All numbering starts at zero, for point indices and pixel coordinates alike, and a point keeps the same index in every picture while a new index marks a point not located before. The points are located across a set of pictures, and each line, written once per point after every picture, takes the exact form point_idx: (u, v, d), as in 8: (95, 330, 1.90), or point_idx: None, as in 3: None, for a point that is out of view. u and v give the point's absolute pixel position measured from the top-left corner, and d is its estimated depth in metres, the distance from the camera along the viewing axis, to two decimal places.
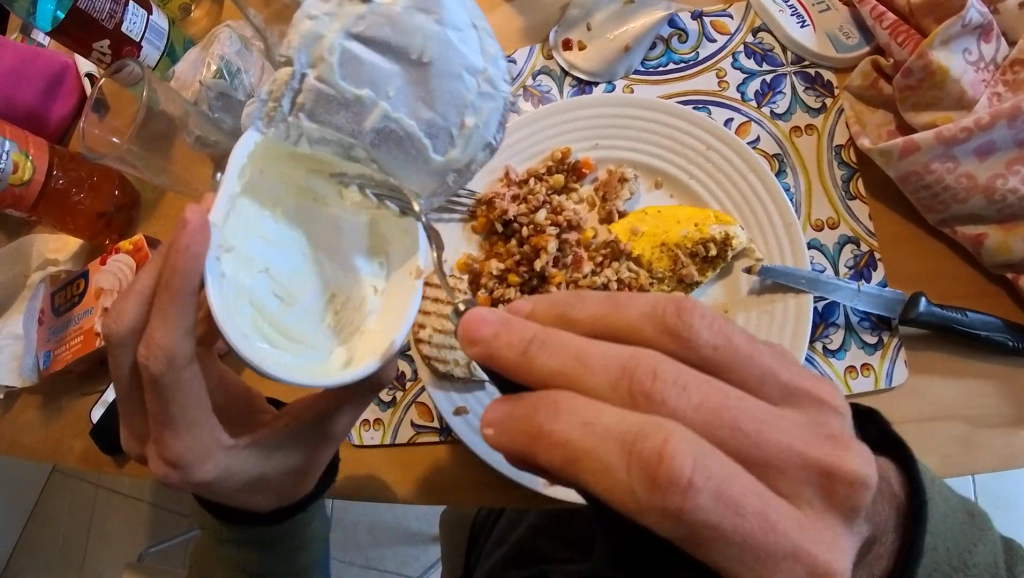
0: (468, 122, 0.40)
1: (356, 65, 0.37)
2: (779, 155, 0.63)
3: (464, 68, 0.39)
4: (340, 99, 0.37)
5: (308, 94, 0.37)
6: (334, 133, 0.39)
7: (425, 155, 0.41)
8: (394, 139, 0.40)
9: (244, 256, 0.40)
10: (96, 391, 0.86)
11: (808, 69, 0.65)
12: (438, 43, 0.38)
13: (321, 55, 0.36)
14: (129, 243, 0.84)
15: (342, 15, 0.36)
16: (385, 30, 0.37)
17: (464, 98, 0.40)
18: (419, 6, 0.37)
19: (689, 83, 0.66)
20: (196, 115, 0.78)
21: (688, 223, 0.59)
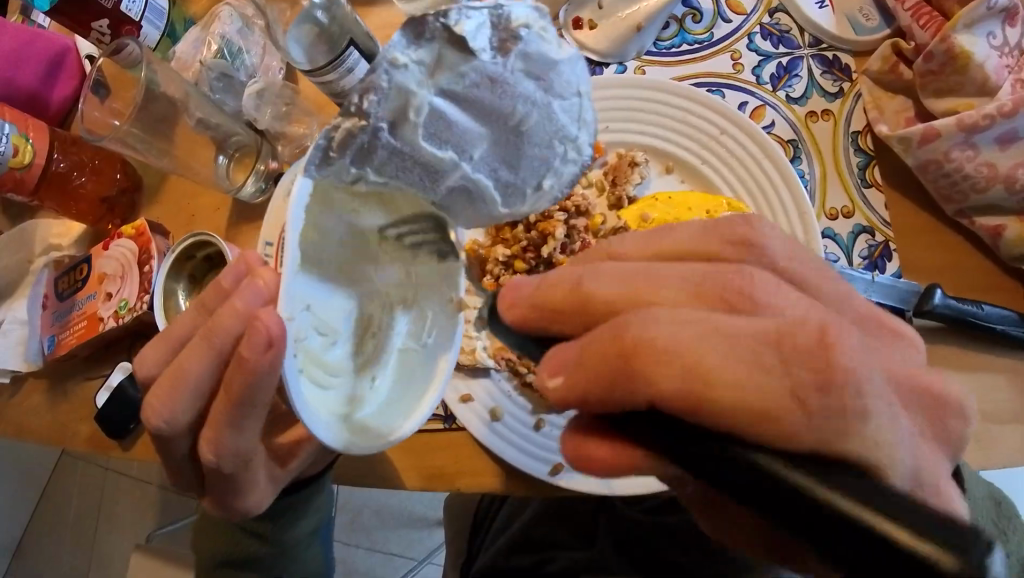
0: (546, 184, 0.45)
1: (438, 120, 0.38)
2: (794, 141, 0.61)
3: (557, 134, 0.43)
4: (416, 158, 0.39)
5: (380, 151, 0.37)
6: (396, 183, 0.40)
7: (493, 207, 0.46)
8: (463, 193, 0.44)
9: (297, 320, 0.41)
10: (101, 375, 0.86)
11: (826, 52, 0.63)
12: (539, 111, 0.41)
13: (407, 112, 0.37)
14: (131, 228, 0.84)
15: (436, 71, 0.37)
16: (481, 87, 0.38)
17: (549, 165, 0.44)
18: (529, 71, 0.39)
19: (702, 65, 0.64)
20: (197, 96, 0.77)
21: (699, 209, 0.57)
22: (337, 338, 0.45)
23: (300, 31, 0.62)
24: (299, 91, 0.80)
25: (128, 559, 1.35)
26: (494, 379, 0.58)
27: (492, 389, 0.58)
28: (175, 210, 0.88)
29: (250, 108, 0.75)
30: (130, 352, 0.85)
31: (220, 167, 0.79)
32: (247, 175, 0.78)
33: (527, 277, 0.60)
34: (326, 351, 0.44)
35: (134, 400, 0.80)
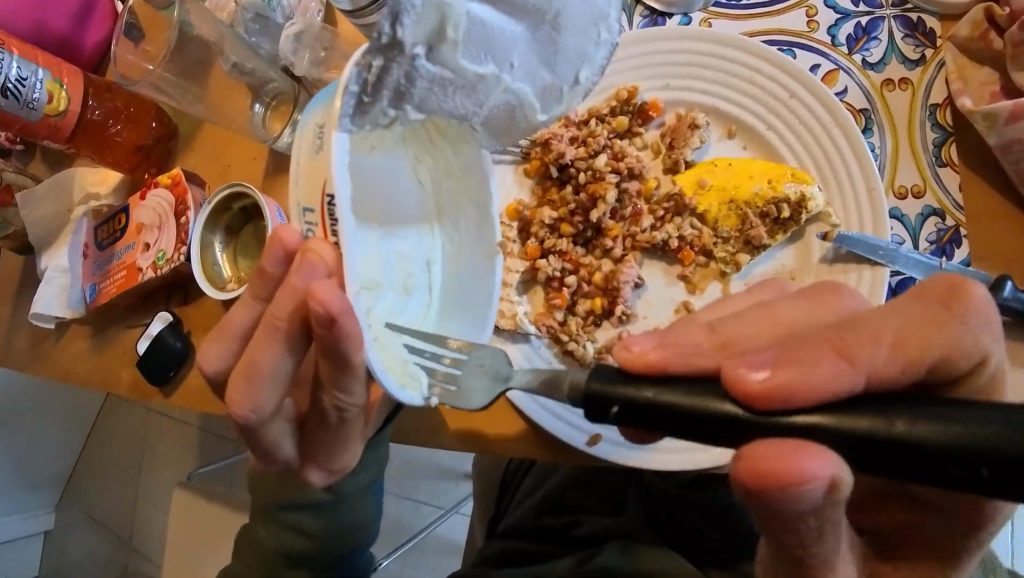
0: (581, 78, 0.43)
1: (477, 30, 0.38)
2: (867, 111, 0.57)
3: (591, 20, 0.41)
4: (458, 82, 0.38)
5: (423, 80, 0.36)
6: (436, 109, 0.39)
7: (533, 116, 0.45)
8: (503, 109, 0.43)
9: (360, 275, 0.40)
10: (140, 324, 0.87)
11: (910, 14, 0.58)
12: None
13: (445, 31, 0.36)
14: (167, 178, 0.84)
15: None
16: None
17: (585, 55, 0.42)
18: None
19: (773, 21, 0.58)
20: (233, 39, 0.75)
21: (761, 178, 0.54)
22: (382, 289, 0.43)
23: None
24: (339, 34, 0.76)
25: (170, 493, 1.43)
26: (534, 346, 0.57)
27: (531, 355, 0.57)
28: (211, 161, 0.87)
29: (288, 53, 0.72)
30: (167, 302, 0.86)
31: (257, 116, 0.77)
32: (284, 125, 0.76)
33: (573, 241, 0.58)
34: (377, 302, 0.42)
35: (173, 350, 0.82)
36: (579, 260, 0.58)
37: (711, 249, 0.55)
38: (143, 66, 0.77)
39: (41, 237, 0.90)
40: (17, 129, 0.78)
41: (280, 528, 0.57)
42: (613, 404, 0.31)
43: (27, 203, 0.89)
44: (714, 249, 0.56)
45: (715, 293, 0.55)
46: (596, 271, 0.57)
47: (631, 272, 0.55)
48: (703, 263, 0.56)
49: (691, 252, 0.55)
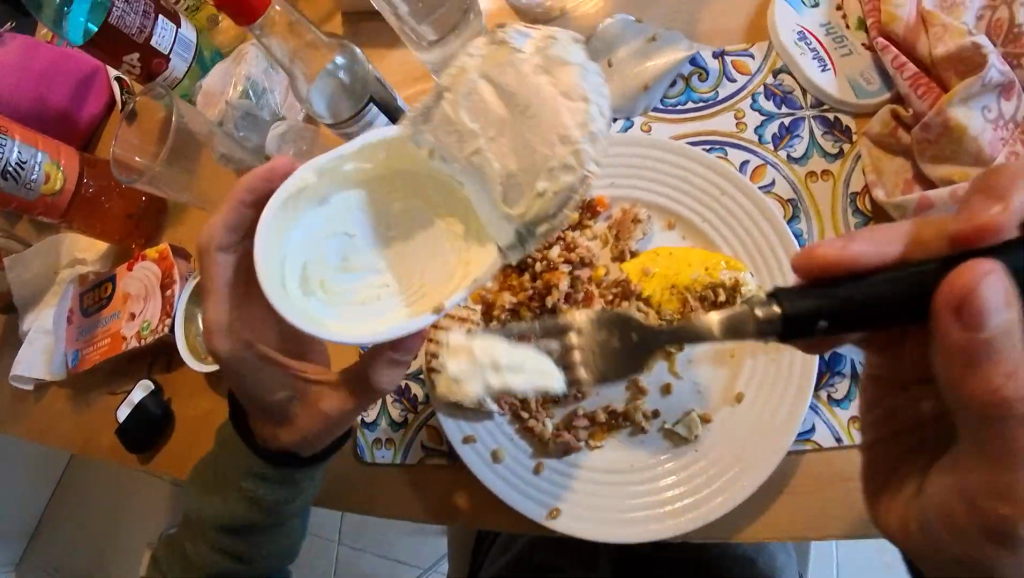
0: (541, 185, 0.45)
1: (480, 100, 0.46)
2: (794, 200, 0.63)
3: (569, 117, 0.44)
4: (459, 131, 0.46)
5: (438, 117, 0.47)
6: (438, 147, 0.47)
7: (501, 201, 0.47)
8: (472, 171, 0.47)
9: (339, 219, 0.51)
10: (123, 390, 0.90)
11: (828, 113, 0.65)
12: (548, 97, 0.44)
13: (457, 89, 0.46)
14: (154, 251, 0.88)
15: (489, 59, 0.45)
16: (508, 80, 0.45)
17: (548, 160, 0.44)
18: (545, 68, 0.45)
19: (707, 123, 0.66)
20: (221, 136, 0.82)
21: (699, 266, 0.61)
22: (350, 271, 0.51)
23: (325, 83, 0.67)
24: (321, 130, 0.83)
25: (143, 550, 1.40)
26: (496, 423, 0.61)
27: (495, 432, 0.61)
28: (197, 235, 0.92)
29: (272, 148, 0.78)
30: (149, 369, 0.89)
31: None
32: None
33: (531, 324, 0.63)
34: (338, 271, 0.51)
35: (155, 417, 0.84)
36: None
37: None
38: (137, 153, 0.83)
39: (25, 296, 0.94)
40: (14, 208, 0.82)
41: (215, 549, 0.63)
42: (820, 321, 0.37)
43: (16, 264, 0.92)
44: (659, 331, 0.61)
45: (662, 371, 0.61)
46: None
47: None
48: None
49: None
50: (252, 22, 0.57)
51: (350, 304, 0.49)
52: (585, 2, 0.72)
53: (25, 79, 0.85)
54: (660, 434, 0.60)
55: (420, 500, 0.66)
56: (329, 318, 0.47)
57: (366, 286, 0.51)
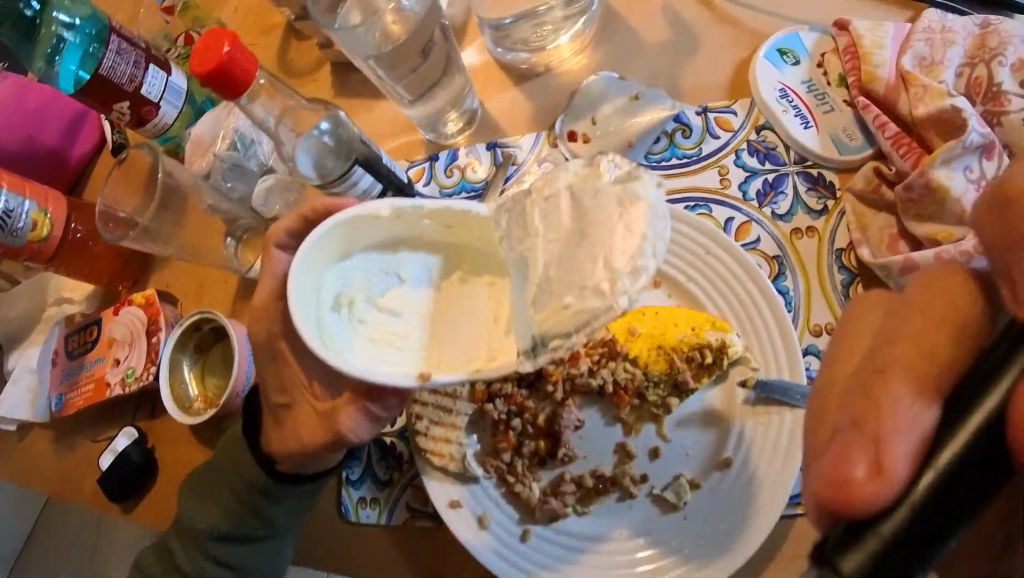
0: (569, 302, 0.44)
1: (552, 210, 0.47)
2: (779, 257, 0.63)
3: (620, 240, 0.44)
4: (524, 229, 0.48)
5: (512, 216, 0.49)
6: (502, 233, 0.50)
7: (528, 309, 0.47)
8: (519, 262, 0.49)
9: (402, 261, 0.55)
10: (107, 436, 0.88)
11: (811, 169, 0.65)
12: (613, 215, 0.45)
13: (541, 195, 0.48)
14: (141, 297, 0.88)
15: (581, 180, 0.47)
16: (585, 198, 0.46)
17: (585, 281, 0.44)
18: (622, 200, 0.45)
19: (692, 179, 0.66)
20: (209, 188, 0.83)
21: (685, 325, 0.60)
22: (384, 312, 0.53)
23: (309, 143, 0.68)
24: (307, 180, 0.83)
25: None
26: (482, 487, 0.60)
27: (482, 496, 0.60)
28: (184, 281, 0.92)
29: (260, 203, 0.80)
30: (133, 416, 0.87)
31: (229, 249, 0.85)
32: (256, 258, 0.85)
33: (518, 384, 0.62)
34: (371, 305, 0.53)
35: (137, 466, 0.83)
36: (524, 403, 0.61)
37: (644, 393, 0.60)
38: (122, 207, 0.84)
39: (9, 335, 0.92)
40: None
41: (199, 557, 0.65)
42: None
43: (6, 301, 0.93)
44: (646, 392, 0.60)
45: (650, 434, 0.60)
46: (539, 413, 0.61)
47: (571, 415, 0.60)
48: (637, 404, 0.60)
49: (626, 395, 0.60)
50: (235, 98, 0.60)
51: (364, 340, 0.51)
52: (570, 57, 0.73)
53: (14, 120, 0.84)
54: (649, 500, 0.58)
55: (405, 560, 0.65)
56: (336, 343, 0.50)
57: (387, 332, 0.53)
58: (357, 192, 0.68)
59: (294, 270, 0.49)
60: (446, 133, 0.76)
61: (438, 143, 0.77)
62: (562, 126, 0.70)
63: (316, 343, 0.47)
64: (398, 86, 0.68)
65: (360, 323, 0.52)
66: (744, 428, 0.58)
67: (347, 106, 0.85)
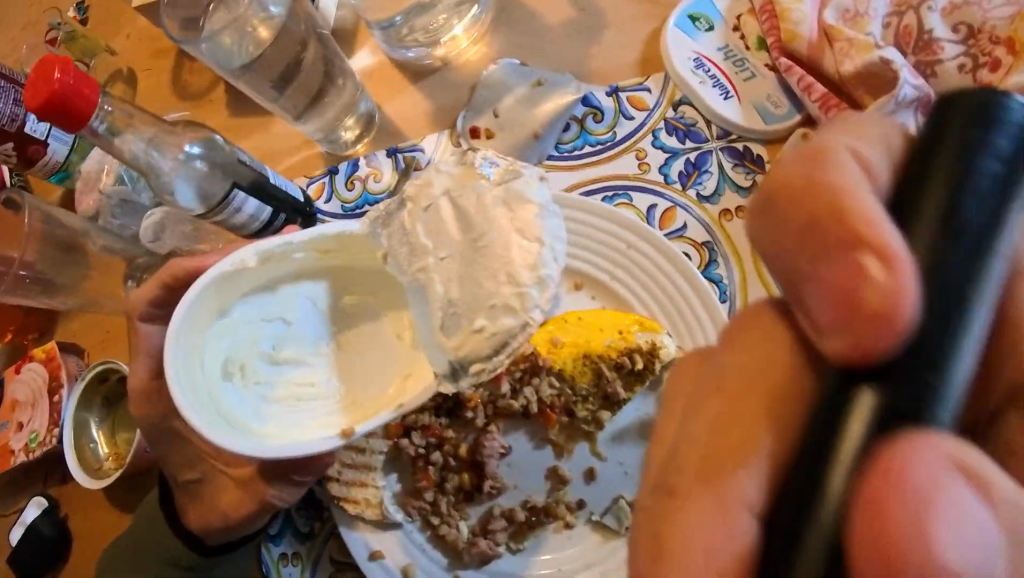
0: (480, 323, 0.38)
1: (438, 219, 0.40)
2: (709, 243, 0.58)
3: (521, 247, 0.38)
4: (414, 245, 0.41)
5: (395, 225, 0.42)
6: (387, 251, 0.42)
7: (437, 333, 0.40)
8: (421, 288, 0.41)
9: (286, 301, 0.47)
10: (16, 510, 0.77)
11: (736, 144, 0.60)
12: (506, 220, 0.38)
13: (418, 201, 0.41)
14: (42, 350, 0.76)
15: (455, 180, 0.40)
16: (469, 210, 0.39)
17: (504, 295, 0.38)
18: (506, 200, 0.39)
19: (607, 167, 0.60)
20: (98, 231, 0.74)
21: (611, 329, 0.54)
22: (282, 364, 0.47)
23: (188, 172, 0.60)
24: None
25: None
26: (406, 531, 0.54)
27: (407, 541, 0.53)
28: (92, 327, 0.81)
29: (150, 239, 0.71)
30: (45, 482, 0.76)
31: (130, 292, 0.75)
32: None
33: (436, 413, 0.55)
34: (268, 362, 0.47)
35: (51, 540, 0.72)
36: (444, 433, 0.55)
37: (573, 409, 0.54)
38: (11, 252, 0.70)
39: None
40: None
41: None
42: None
43: None
44: (575, 409, 0.54)
45: (584, 455, 0.54)
46: (461, 443, 0.55)
47: (494, 443, 0.53)
48: (568, 423, 0.54)
49: (554, 414, 0.54)
50: (77, 130, 0.53)
51: (272, 406, 0.46)
52: (468, 47, 0.68)
53: None
54: (588, 527, 0.53)
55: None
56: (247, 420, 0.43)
57: (290, 384, 0.47)
58: (242, 219, 0.61)
59: (172, 366, 0.41)
60: (344, 142, 0.69)
61: (336, 153, 0.70)
62: (465, 122, 0.63)
63: (217, 435, 0.40)
64: (271, 106, 0.64)
65: (262, 388, 0.46)
66: None
67: (242, 123, 0.78)
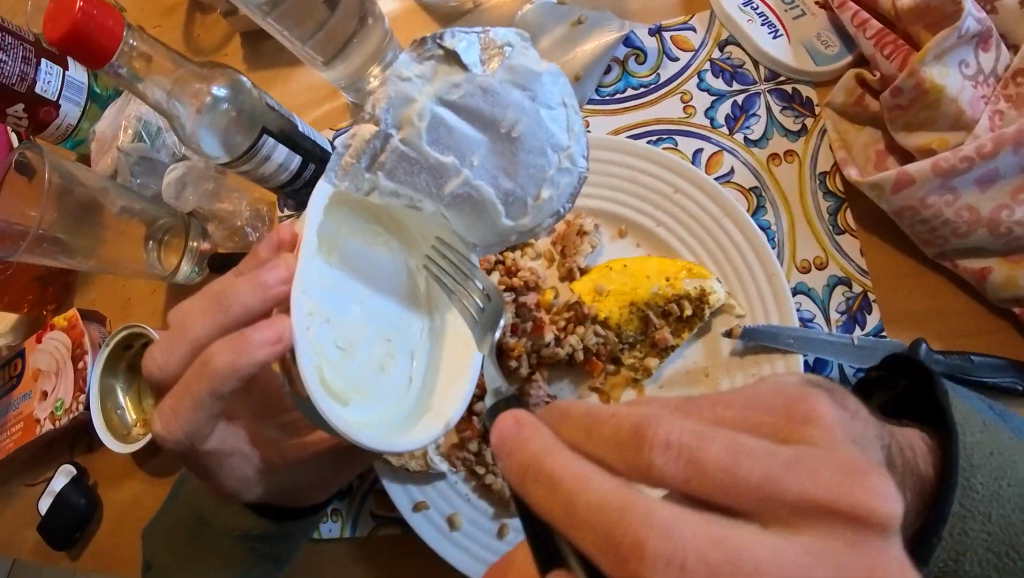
0: (543, 194, 0.41)
1: (440, 128, 0.37)
2: (757, 188, 0.56)
3: (545, 141, 0.40)
4: (424, 163, 0.37)
5: (391, 154, 0.36)
6: (409, 192, 0.38)
7: (497, 220, 0.41)
8: (465, 201, 0.40)
9: (315, 302, 0.38)
10: (43, 479, 0.75)
11: (784, 86, 0.58)
12: (526, 118, 0.38)
13: (410, 119, 0.36)
14: (62, 318, 0.72)
15: (435, 80, 0.36)
16: (477, 99, 0.37)
17: (544, 173, 0.40)
18: (513, 81, 0.38)
19: (652, 110, 0.58)
20: (117, 190, 0.71)
21: (658, 277, 0.53)
22: (356, 347, 0.41)
23: (212, 118, 0.58)
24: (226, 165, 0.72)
25: None
26: (449, 482, 0.53)
27: (449, 491, 0.53)
28: (111, 293, 0.78)
29: (171, 197, 0.68)
30: (71, 451, 0.74)
31: (150, 254, 0.72)
32: (181, 257, 0.71)
33: None
34: (349, 361, 0.40)
35: (79, 510, 0.70)
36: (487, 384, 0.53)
37: (619, 357, 0.53)
38: (33, 213, 0.69)
39: None
40: None
41: None
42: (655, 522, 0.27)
43: None
44: (621, 356, 0.53)
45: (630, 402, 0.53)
46: None
47: (540, 392, 0.52)
48: (613, 371, 0.54)
49: (600, 362, 0.53)
50: (100, 67, 0.50)
51: (401, 385, 0.42)
52: None
53: None
54: None
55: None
56: (415, 408, 0.41)
57: (369, 368, 0.42)
58: (272, 167, 0.59)
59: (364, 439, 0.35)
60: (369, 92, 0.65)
61: (363, 104, 0.67)
62: None
63: (424, 433, 0.38)
64: (304, 46, 0.61)
65: (373, 384, 0.41)
66: (733, 384, 0.52)
67: (262, 76, 0.74)
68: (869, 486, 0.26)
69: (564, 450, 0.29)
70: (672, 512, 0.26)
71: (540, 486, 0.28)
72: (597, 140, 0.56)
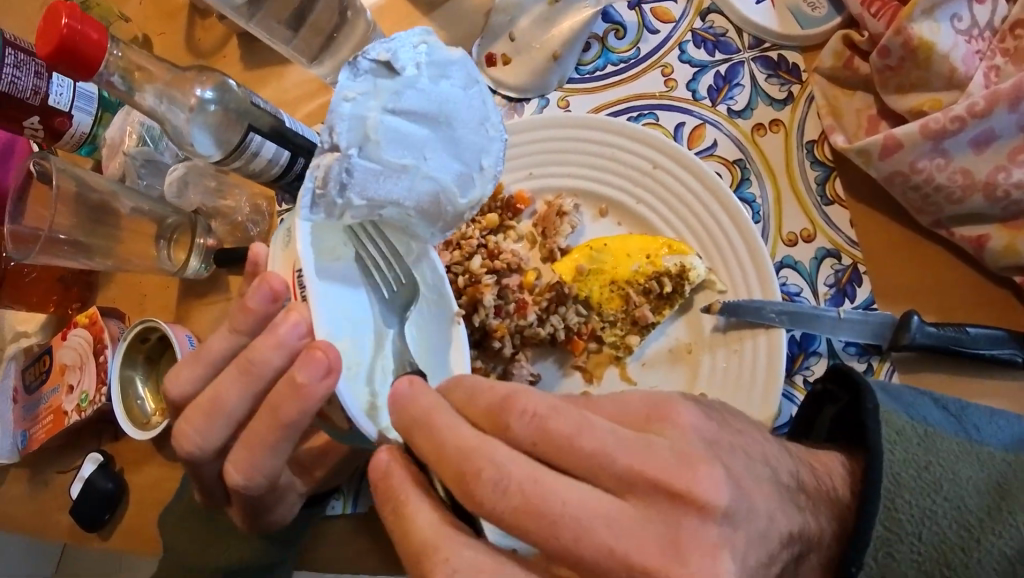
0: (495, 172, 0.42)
1: (393, 136, 0.38)
2: (741, 161, 0.55)
3: (480, 120, 0.41)
4: (389, 172, 0.39)
5: (356, 171, 0.37)
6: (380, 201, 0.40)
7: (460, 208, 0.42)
8: (430, 199, 0.41)
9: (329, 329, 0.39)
10: (75, 465, 0.80)
11: (769, 53, 0.56)
12: (464, 106, 0.40)
13: (366, 135, 0.37)
14: (84, 315, 0.77)
15: (377, 90, 0.37)
16: (416, 100, 0.38)
17: (490, 154, 0.42)
18: (442, 74, 0.38)
19: (633, 87, 0.58)
20: (126, 191, 0.75)
21: (639, 255, 0.53)
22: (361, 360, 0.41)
23: (203, 119, 0.59)
24: None
25: None
26: None
27: None
28: (129, 290, 0.82)
29: (173, 196, 0.70)
30: (100, 439, 0.79)
31: (160, 252, 0.75)
32: (188, 254, 0.74)
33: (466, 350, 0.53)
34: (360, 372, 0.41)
35: (107, 493, 0.75)
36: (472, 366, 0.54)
37: (600, 336, 0.54)
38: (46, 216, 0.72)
39: None
40: None
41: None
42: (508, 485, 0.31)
43: None
44: (602, 335, 0.54)
45: (613, 379, 0.53)
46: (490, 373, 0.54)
47: (522, 370, 0.53)
48: (595, 349, 0.54)
49: (581, 342, 0.53)
50: (90, 78, 0.52)
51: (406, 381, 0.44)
52: None
53: None
54: None
55: (374, 551, 0.58)
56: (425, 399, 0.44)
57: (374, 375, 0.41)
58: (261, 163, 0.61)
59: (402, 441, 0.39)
60: None
61: None
62: (480, 50, 0.60)
63: None
64: (288, 46, 0.62)
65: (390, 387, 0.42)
66: (715, 360, 0.51)
67: (256, 75, 0.76)
68: (698, 474, 0.28)
69: (445, 415, 0.32)
70: (506, 468, 0.29)
71: (422, 439, 0.32)
72: (575, 119, 0.56)
